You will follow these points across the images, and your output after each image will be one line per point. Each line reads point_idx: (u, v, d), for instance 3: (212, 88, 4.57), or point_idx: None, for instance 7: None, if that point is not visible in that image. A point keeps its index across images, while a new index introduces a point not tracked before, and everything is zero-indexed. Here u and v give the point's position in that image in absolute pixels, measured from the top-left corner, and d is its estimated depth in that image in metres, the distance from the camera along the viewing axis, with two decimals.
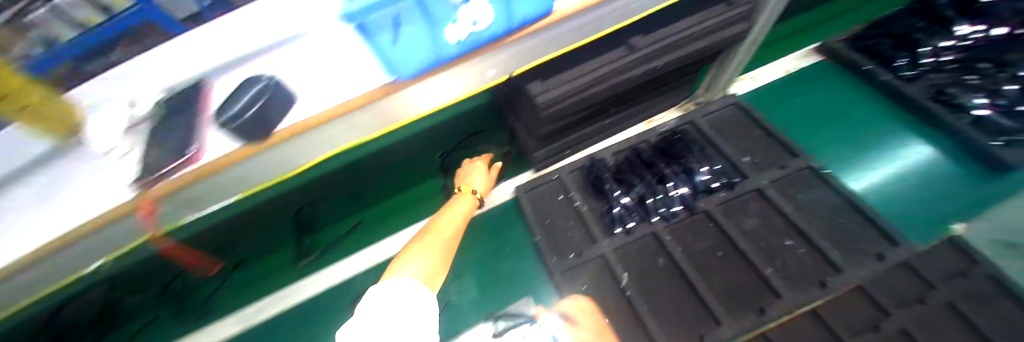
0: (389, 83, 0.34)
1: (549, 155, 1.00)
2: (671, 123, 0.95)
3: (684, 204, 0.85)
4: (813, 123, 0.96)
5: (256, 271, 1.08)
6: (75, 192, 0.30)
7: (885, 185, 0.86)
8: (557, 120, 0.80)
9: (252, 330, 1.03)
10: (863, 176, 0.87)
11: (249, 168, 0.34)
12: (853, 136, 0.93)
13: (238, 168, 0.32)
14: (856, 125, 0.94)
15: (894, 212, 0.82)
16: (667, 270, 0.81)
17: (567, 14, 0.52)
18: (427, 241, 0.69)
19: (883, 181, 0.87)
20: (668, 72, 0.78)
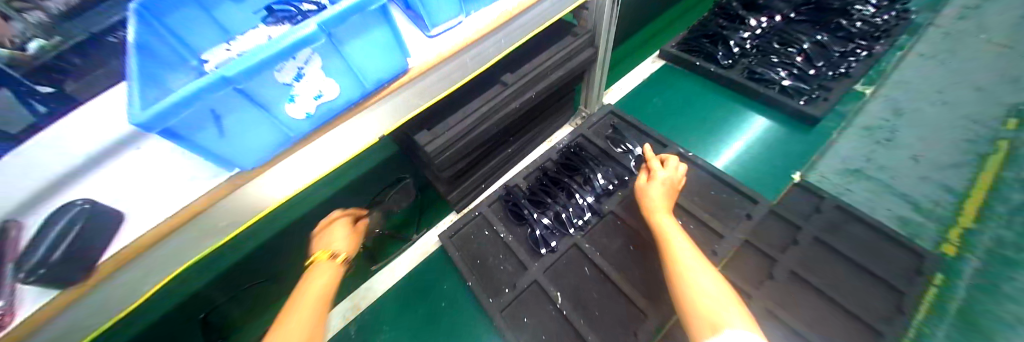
0: (230, 177, 0.42)
1: (464, 196, 1.00)
2: (565, 139, 1.03)
3: (593, 210, 0.92)
4: (673, 118, 1.13)
5: None
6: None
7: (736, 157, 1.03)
8: (460, 160, 0.82)
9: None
10: (720, 151, 1.05)
11: (122, 281, 0.38)
12: (704, 123, 1.11)
13: (93, 295, 0.36)
14: (705, 110, 1.13)
15: (747, 175, 1.00)
16: (595, 277, 0.85)
17: (423, 70, 0.53)
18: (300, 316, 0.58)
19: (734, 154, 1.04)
20: (544, 97, 0.85)
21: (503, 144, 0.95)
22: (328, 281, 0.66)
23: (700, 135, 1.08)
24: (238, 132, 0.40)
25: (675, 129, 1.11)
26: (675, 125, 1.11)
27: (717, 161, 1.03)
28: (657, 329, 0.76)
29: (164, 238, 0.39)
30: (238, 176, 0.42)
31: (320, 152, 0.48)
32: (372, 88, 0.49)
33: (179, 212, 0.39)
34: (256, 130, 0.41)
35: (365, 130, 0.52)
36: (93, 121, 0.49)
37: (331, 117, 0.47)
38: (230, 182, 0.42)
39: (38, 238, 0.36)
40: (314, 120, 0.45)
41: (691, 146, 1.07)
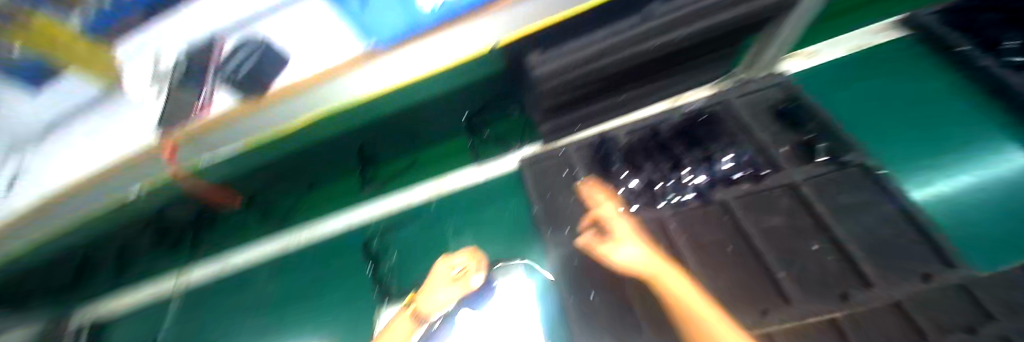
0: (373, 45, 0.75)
1: (559, 129, 0.94)
2: (699, 102, 0.84)
3: (698, 192, 0.77)
4: (875, 109, 0.84)
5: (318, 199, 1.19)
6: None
7: (952, 195, 0.67)
8: (565, 95, 0.73)
9: (278, 260, 1.16)
10: (962, 174, 0.69)
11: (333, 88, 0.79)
12: (925, 133, 0.77)
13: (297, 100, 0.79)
14: (945, 113, 0.78)
15: (975, 219, 0.63)
16: (667, 257, 0.74)
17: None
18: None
19: (964, 192, 0.66)
20: (693, 46, 0.68)
21: (619, 90, 0.81)
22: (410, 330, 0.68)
23: (916, 145, 0.76)
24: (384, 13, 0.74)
25: (877, 128, 0.81)
26: (872, 120, 0.82)
27: (915, 185, 0.70)
28: None
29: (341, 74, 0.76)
30: (378, 49, 0.74)
31: (436, 48, 0.74)
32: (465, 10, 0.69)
33: (341, 64, 0.75)
34: (392, 13, 0.75)
35: (474, 35, 0.73)
36: (314, 26, 0.89)
37: (448, 17, 0.71)
38: (368, 57, 0.74)
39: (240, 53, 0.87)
40: (432, 15, 0.72)
41: (896, 156, 0.75)
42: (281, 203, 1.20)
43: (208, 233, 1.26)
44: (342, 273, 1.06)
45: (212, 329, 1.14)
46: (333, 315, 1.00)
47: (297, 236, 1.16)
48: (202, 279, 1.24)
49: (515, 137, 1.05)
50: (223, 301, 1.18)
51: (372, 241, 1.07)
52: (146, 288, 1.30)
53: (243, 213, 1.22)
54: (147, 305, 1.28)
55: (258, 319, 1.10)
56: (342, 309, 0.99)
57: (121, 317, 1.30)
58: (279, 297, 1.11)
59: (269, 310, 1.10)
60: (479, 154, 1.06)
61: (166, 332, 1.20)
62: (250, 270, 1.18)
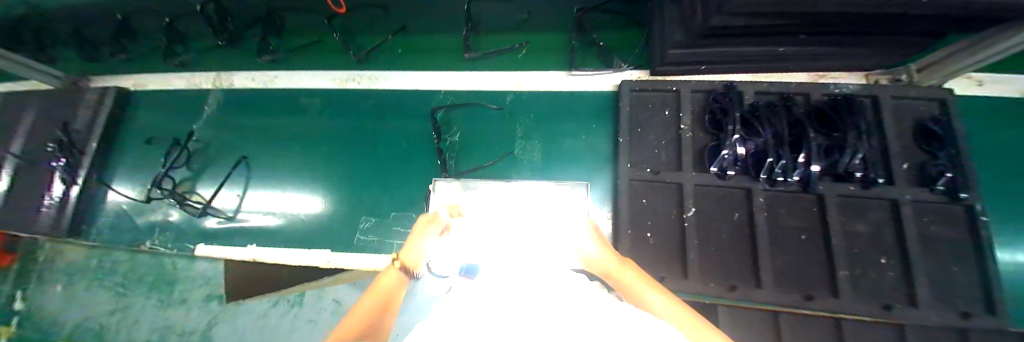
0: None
1: (681, 62, 0.84)
2: (849, 88, 0.77)
3: (804, 177, 0.73)
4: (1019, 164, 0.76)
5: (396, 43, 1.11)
6: None
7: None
8: (743, 18, 0.62)
9: (335, 95, 1.10)
10: None
11: None
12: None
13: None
14: None
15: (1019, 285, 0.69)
16: (737, 225, 0.77)
17: None
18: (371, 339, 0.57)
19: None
20: (926, 13, 0.56)
21: (785, 39, 0.70)
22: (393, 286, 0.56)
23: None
24: None
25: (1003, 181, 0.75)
26: (1010, 174, 0.75)
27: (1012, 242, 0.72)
28: (752, 300, 0.71)
29: None
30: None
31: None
32: None
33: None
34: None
35: None
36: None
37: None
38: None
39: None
40: None
41: (997, 212, 0.74)
42: (370, 36, 1.10)
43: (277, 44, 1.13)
44: (400, 131, 1.03)
45: (254, 138, 1.11)
46: (385, 167, 1.00)
47: (358, 78, 1.10)
48: (244, 87, 1.17)
49: (620, 54, 1.01)
50: (264, 116, 1.13)
51: (439, 111, 1.02)
52: (182, 74, 1.22)
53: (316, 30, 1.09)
54: (179, 91, 1.21)
55: (303, 146, 1.07)
56: (397, 165, 0.99)
57: (145, 94, 1.22)
58: (327, 131, 1.07)
59: (313, 139, 1.07)
60: (580, 62, 1.01)
61: (201, 125, 1.16)
62: (301, 93, 1.12)
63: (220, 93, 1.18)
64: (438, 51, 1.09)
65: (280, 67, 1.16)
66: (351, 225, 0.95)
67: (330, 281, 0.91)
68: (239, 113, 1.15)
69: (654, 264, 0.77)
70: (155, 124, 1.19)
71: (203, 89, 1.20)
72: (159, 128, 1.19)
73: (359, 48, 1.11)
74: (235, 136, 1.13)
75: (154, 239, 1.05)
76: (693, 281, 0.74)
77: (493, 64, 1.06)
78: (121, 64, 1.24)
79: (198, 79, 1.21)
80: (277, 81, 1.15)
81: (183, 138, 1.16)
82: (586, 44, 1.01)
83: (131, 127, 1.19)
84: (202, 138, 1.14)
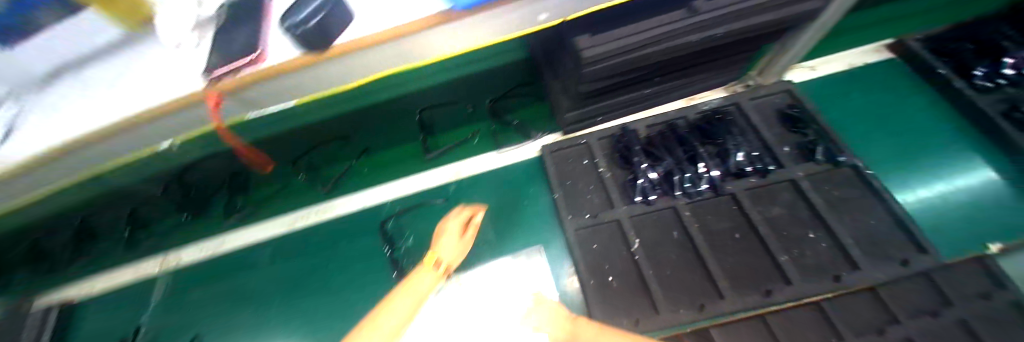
0: (445, 11, 0.36)
1: (581, 119, 1.00)
2: (714, 103, 0.93)
3: (712, 184, 0.83)
4: (864, 119, 0.91)
5: (336, 173, 1.18)
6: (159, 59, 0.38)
7: (929, 198, 0.79)
8: (600, 81, 0.79)
9: (284, 240, 1.12)
10: (921, 186, 0.81)
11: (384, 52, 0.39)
12: (901, 140, 0.88)
13: (305, 74, 0.39)
14: (919, 130, 0.89)
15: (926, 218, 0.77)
16: (679, 241, 0.82)
17: None
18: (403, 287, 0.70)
19: (935, 197, 0.80)
20: (725, 42, 0.74)
21: (647, 84, 0.88)
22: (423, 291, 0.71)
23: (896, 156, 0.86)
24: None
25: (863, 137, 0.90)
26: (861, 129, 0.90)
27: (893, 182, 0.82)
28: (722, 314, 0.72)
29: (373, 45, 0.37)
30: (449, 14, 0.36)
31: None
32: None
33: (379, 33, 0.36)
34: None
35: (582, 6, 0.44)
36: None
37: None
38: (443, 16, 0.36)
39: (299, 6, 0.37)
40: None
41: (876, 163, 0.85)
42: (336, 164, 1.20)
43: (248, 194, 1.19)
44: (354, 255, 1.05)
45: (210, 309, 1.07)
46: (347, 297, 0.99)
47: (307, 215, 1.14)
48: (192, 259, 1.16)
49: (533, 126, 1.13)
50: (217, 283, 1.11)
51: (388, 221, 1.07)
52: (125, 266, 1.19)
53: (278, 175, 1.20)
54: (122, 286, 1.16)
55: (259, 301, 1.04)
56: (357, 291, 0.99)
57: (87, 299, 1.17)
58: (284, 277, 1.06)
59: (270, 292, 1.05)
60: (502, 141, 1.13)
61: (150, 315, 1.10)
62: (250, 249, 1.13)
63: (167, 275, 1.15)
64: (389, 163, 1.17)
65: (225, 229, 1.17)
66: None
67: None
68: (191, 289, 1.12)
69: (625, 308, 0.77)
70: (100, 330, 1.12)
71: (147, 276, 1.16)
72: (103, 333, 1.11)
73: (319, 183, 1.18)
74: (190, 314, 1.08)
75: None
76: (664, 314, 0.74)
77: (429, 165, 1.14)
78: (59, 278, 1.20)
79: (143, 267, 1.18)
80: (227, 244, 1.16)
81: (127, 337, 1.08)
82: (502, 125, 1.14)
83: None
84: (149, 330, 1.08)
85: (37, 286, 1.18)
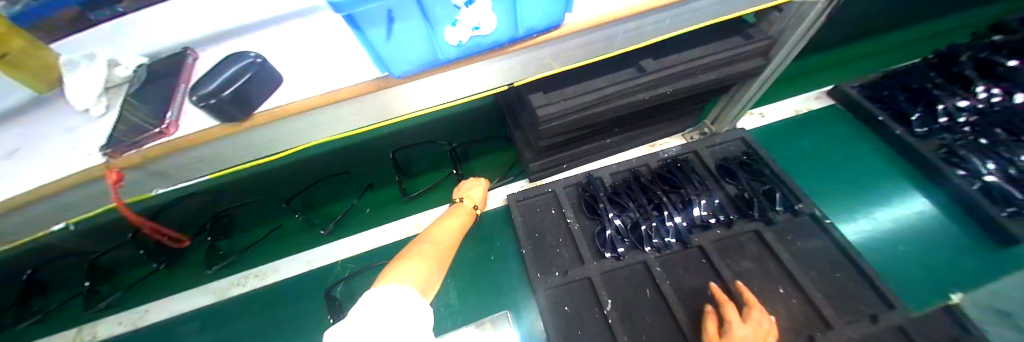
0: (380, 77, 0.45)
1: (544, 168, 0.97)
2: (673, 151, 0.93)
3: (679, 236, 0.82)
4: (809, 167, 0.97)
5: (286, 229, 1.03)
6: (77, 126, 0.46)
7: (873, 241, 0.84)
8: (561, 135, 0.79)
9: (210, 311, 0.95)
10: (868, 225, 0.86)
11: (330, 113, 0.48)
12: (852, 183, 0.93)
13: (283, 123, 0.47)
14: (864, 174, 0.94)
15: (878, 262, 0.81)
16: (654, 301, 0.78)
17: None
18: (424, 250, 0.61)
19: (886, 243, 0.83)
20: (673, 99, 0.79)
21: (606, 134, 0.91)
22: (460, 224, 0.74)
23: (845, 198, 0.91)
24: (403, 40, 0.40)
25: (814, 180, 0.95)
26: (806, 177, 0.95)
27: (851, 229, 0.86)
28: None
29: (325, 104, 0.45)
30: (384, 79, 0.45)
31: (446, 82, 0.50)
32: (522, 35, 0.47)
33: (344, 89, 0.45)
34: (415, 41, 0.41)
35: (469, 81, 0.52)
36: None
37: (474, 52, 0.47)
38: (376, 83, 0.46)
39: (212, 76, 0.42)
40: None
41: (828, 206, 0.90)
42: (330, 209, 1.04)
43: (224, 246, 1.01)
44: (293, 327, 0.90)
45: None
46: None
47: (247, 278, 0.98)
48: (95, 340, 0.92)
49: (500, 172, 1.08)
50: None
51: (336, 286, 0.92)
52: None
53: (245, 230, 1.03)
54: None
55: None
56: None
57: None
58: None
59: None
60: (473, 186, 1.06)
61: None
62: (159, 326, 0.93)
63: None
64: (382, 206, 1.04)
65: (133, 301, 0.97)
66: None
67: None
68: None
69: None
70: None
71: None
72: None
73: (296, 239, 1.02)
74: None
75: None
76: None
77: (405, 208, 1.03)
78: None
79: None
80: (149, 317, 0.94)
81: None
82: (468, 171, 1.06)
83: None
84: None
85: None
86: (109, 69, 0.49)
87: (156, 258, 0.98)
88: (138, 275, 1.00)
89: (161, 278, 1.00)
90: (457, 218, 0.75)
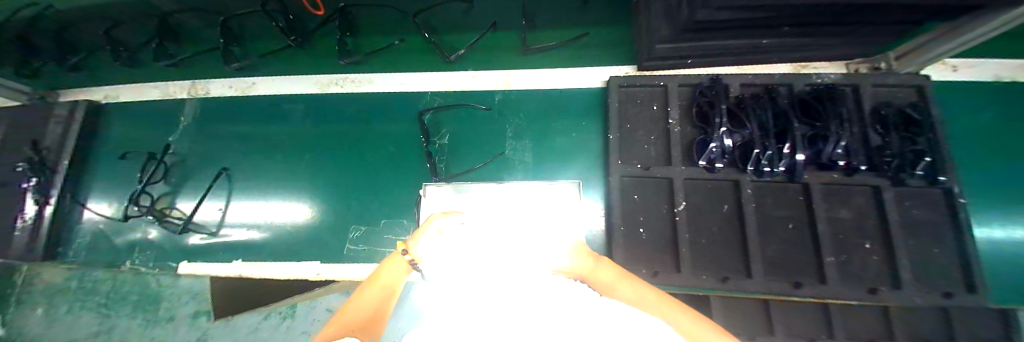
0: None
1: (666, 56, 0.86)
2: (830, 78, 0.80)
3: (790, 168, 0.76)
4: (982, 141, 0.80)
5: (392, 46, 1.06)
6: None
7: (1002, 241, 0.74)
8: (726, 10, 0.64)
9: (317, 100, 1.07)
10: (1004, 224, 0.75)
11: None
12: (1015, 176, 0.78)
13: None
14: None
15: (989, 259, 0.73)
16: (728, 217, 0.78)
17: None
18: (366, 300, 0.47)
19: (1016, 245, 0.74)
20: (895, 1, 0.59)
21: (767, 33, 0.73)
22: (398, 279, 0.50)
23: (997, 191, 0.77)
24: None
25: (975, 164, 0.79)
26: (974, 152, 0.79)
27: (988, 218, 0.76)
28: (744, 291, 0.73)
29: None
30: None
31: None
32: None
33: None
34: None
35: None
36: None
37: None
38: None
39: None
40: None
41: (973, 194, 0.77)
42: (459, 36, 1.04)
43: (351, 45, 1.06)
44: (380, 136, 1.00)
45: (235, 150, 1.07)
46: (376, 164, 0.97)
47: (340, 81, 1.07)
48: (220, 94, 1.13)
49: (618, 55, 1.00)
50: (245, 123, 1.09)
51: (425, 115, 1.00)
52: (156, 85, 1.17)
53: (371, 37, 1.06)
54: (155, 103, 1.15)
55: (281, 160, 1.03)
56: (390, 172, 0.96)
57: (122, 106, 1.17)
58: (312, 137, 1.04)
59: (297, 147, 1.04)
60: (583, 57, 1.01)
61: (181, 136, 1.11)
62: (281, 99, 1.09)
63: (197, 104, 1.13)
64: (495, 50, 1.03)
65: (256, 72, 1.11)
66: (341, 233, 0.91)
67: (320, 292, 0.84)
68: (220, 122, 1.10)
69: (648, 259, 0.78)
70: (130, 139, 1.13)
71: (179, 99, 1.14)
72: (135, 142, 1.13)
73: (408, 59, 1.06)
74: (216, 148, 1.08)
75: (134, 257, 1.00)
76: (685, 275, 0.75)
77: (513, 59, 1.03)
78: (86, 77, 1.16)
79: (174, 88, 1.15)
80: (255, 89, 1.11)
81: (159, 152, 1.10)
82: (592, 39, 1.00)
83: (109, 145, 1.13)
84: (181, 151, 1.09)
85: (70, 81, 1.18)
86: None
87: (289, 34, 1.00)
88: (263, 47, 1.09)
89: (286, 53, 1.08)
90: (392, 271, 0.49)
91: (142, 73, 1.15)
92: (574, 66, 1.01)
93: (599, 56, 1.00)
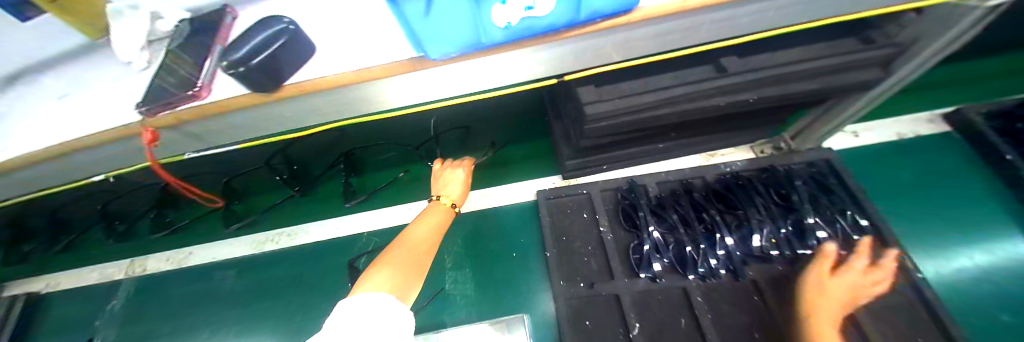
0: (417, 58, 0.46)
1: (582, 168, 0.90)
2: (737, 165, 0.85)
3: (730, 268, 0.74)
4: (895, 196, 0.87)
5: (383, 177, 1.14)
6: (111, 97, 0.57)
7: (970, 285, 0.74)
8: (606, 137, 0.71)
9: (248, 259, 1.09)
10: (960, 263, 0.76)
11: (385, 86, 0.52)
12: (950, 217, 0.82)
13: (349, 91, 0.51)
14: (957, 203, 0.84)
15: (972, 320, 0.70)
16: (688, 333, 0.70)
17: None
18: (399, 255, 0.56)
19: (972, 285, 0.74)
20: (756, 107, 0.67)
21: (661, 137, 0.84)
22: (436, 222, 0.67)
23: (947, 234, 0.80)
24: (441, 16, 0.38)
25: (912, 214, 0.84)
26: (902, 203, 0.86)
27: (928, 260, 0.77)
28: None
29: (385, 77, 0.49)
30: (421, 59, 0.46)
31: (490, 66, 0.49)
32: (583, 19, 0.41)
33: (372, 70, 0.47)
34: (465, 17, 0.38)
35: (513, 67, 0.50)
36: None
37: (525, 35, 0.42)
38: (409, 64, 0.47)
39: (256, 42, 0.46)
40: None
41: (916, 246, 0.79)
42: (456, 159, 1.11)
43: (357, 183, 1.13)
44: (307, 284, 1.01)
45: (166, 321, 1.04)
46: (301, 303, 0.99)
47: (279, 237, 1.11)
48: (161, 270, 1.13)
49: None
50: (182, 291, 1.08)
51: (360, 258, 0.98)
52: (99, 265, 1.18)
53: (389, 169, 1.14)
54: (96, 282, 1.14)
55: (208, 316, 1.02)
56: (301, 308, 0.98)
57: (62, 293, 1.14)
58: (246, 293, 1.04)
59: (229, 304, 1.03)
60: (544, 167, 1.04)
61: (119, 305, 1.09)
62: (215, 266, 1.10)
63: (132, 282, 1.12)
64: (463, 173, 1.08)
65: (212, 237, 1.16)
66: None
67: None
68: (161, 291, 1.09)
69: None
70: (64, 323, 1.08)
71: (115, 280, 1.14)
72: (68, 326, 1.07)
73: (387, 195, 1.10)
74: (146, 323, 1.04)
75: None
76: None
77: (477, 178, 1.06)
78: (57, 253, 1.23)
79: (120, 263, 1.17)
80: (190, 259, 1.13)
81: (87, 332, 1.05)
82: None
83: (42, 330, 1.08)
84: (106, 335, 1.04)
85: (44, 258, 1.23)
86: (153, 23, 0.60)
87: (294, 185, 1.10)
88: (248, 205, 1.18)
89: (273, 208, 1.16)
90: (432, 216, 0.68)
91: (108, 248, 1.21)
92: (527, 180, 1.03)
93: (544, 165, 1.04)
